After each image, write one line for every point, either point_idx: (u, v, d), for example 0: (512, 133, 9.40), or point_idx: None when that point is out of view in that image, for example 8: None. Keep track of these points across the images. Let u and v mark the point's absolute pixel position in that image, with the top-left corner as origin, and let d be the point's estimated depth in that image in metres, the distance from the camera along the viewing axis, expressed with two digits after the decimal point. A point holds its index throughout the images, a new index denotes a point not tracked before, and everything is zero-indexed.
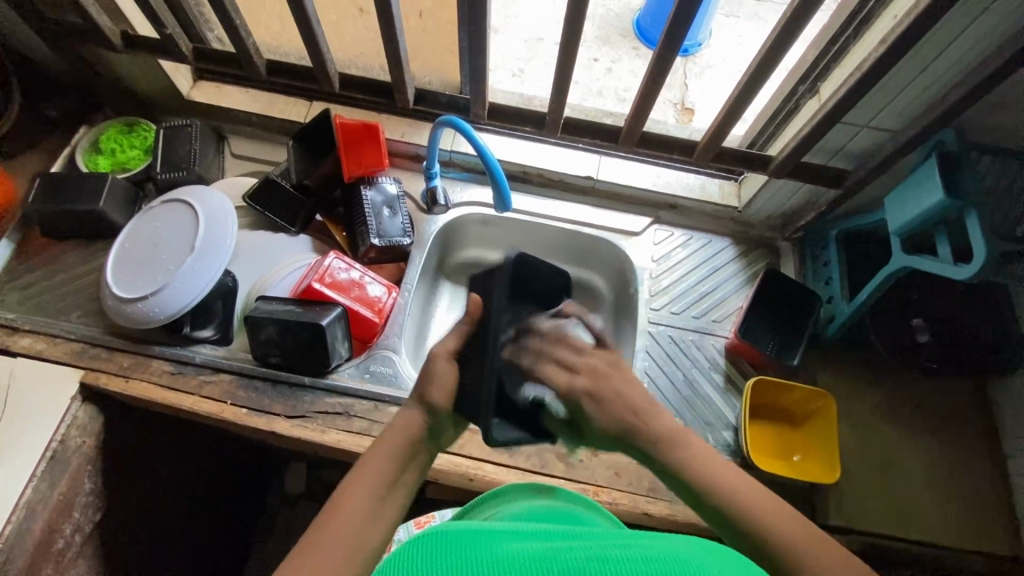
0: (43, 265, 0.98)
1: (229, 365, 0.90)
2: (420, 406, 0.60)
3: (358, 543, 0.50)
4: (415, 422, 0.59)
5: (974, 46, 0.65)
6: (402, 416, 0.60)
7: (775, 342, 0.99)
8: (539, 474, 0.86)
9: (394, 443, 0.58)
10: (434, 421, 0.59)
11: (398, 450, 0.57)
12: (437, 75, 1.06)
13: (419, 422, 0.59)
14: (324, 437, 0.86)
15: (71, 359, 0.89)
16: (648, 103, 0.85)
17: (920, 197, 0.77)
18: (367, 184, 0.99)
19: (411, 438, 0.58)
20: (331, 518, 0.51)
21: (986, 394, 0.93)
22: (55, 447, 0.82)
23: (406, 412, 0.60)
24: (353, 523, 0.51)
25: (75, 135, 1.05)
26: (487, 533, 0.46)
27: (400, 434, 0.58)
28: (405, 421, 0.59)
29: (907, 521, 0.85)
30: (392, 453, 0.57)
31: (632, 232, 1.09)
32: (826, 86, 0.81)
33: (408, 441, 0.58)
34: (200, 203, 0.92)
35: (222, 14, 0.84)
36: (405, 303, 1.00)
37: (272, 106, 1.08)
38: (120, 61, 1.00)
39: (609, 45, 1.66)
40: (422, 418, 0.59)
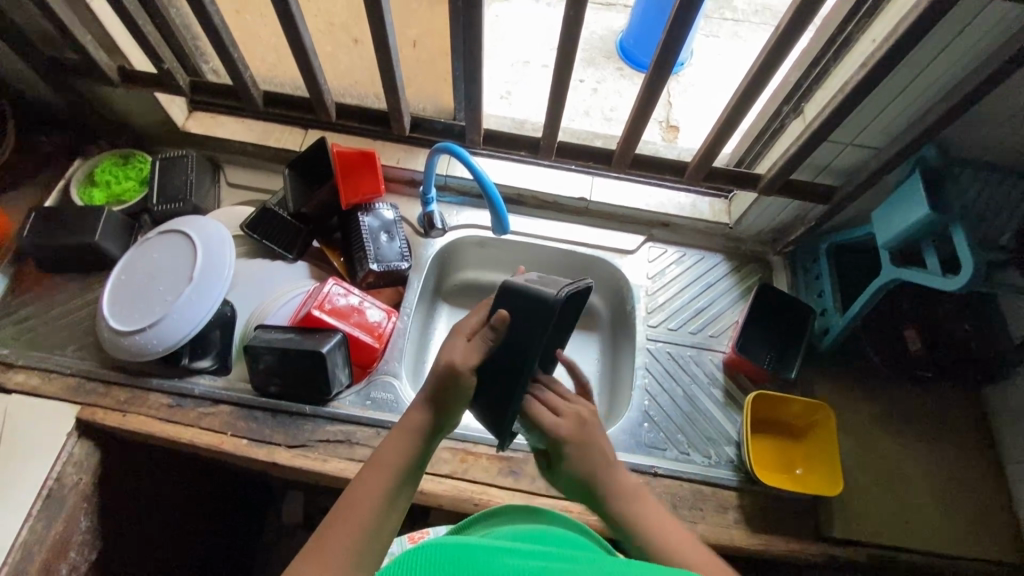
0: (37, 299, 0.97)
1: (228, 395, 0.89)
2: (425, 405, 0.61)
3: (368, 539, 0.54)
4: (420, 420, 0.61)
5: (949, 69, 0.69)
6: (407, 416, 0.62)
7: (772, 356, 1.00)
8: (545, 497, 0.85)
9: (399, 440, 0.60)
10: (439, 419, 0.61)
11: (403, 448, 0.59)
12: (431, 102, 1.07)
13: (424, 420, 0.61)
14: (325, 466, 0.85)
15: (67, 395, 0.88)
16: (640, 126, 0.87)
17: (906, 212, 0.79)
18: (365, 211, 1.00)
19: (416, 436, 0.60)
20: (341, 516, 0.54)
21: (980, 400, 0.95)
22: (51, 485, 0.81)
23: (413, 410, 0.61)
24: (363, 519, 0.54)
25: (69, 168, 1.05)
26: (483, 548, 0.45)
27: (406, 432, 0.60)
28: (410, 420, 0.61)
29: (913, 533, 0.86)
30: (399, 451, 0.59)
31: (626, 250, 1.10)
32: (810, 106, 0.84)
33: (413, 439, 0.60)
34: (196, 234, 0.92)
35: (221, 49, 0.85)
36: (405, 327, 1.00)
37: (267, 135, 1.09)
38: (115, 94, 1.01)
39: (593, 66, 1.71)
40: (427, 416, 0.61)
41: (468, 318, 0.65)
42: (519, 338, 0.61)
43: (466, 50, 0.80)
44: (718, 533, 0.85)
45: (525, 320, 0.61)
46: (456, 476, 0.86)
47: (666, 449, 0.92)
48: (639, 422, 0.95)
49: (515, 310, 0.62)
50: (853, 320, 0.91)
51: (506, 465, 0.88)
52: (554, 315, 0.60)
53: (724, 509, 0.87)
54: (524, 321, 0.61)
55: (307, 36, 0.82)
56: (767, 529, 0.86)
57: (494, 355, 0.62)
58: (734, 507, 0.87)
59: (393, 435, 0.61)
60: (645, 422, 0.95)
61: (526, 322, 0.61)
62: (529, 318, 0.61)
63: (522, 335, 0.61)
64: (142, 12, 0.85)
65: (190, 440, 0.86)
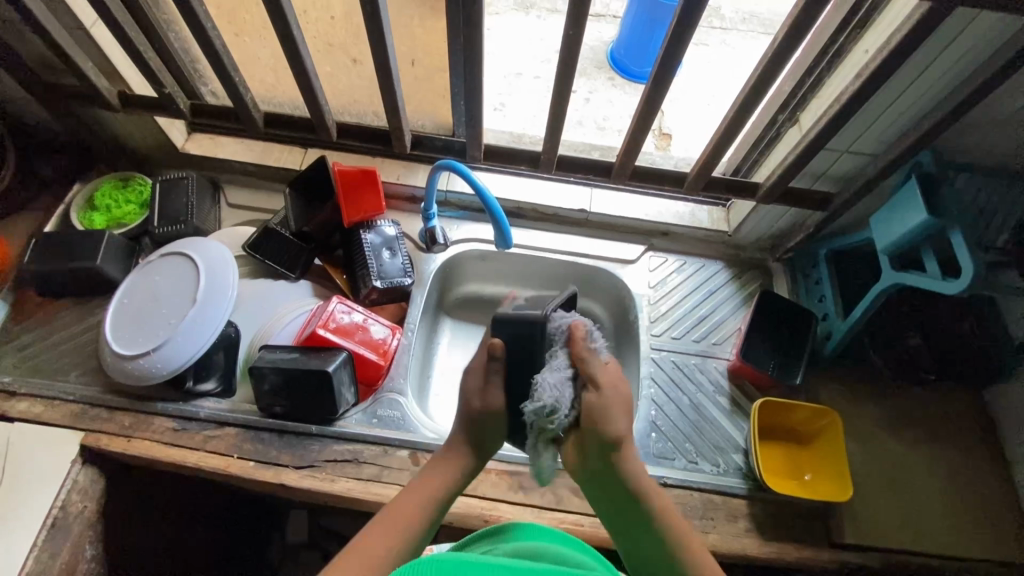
0: (38, 326, 0.96)
1: (234, 418, 0.89)
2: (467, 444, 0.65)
3: (405, 550, 0.58)
4: (466, 452, 0.65)
5: (942, 78, 0.70)
6: (456, 444, 0.66)
7: (776, 362, 1.00)
8: (555, 511, 0.85)
9: (445, 466, 0.64)
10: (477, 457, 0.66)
11: (449, 473, 0.64)
12: (428, 118, 1.09)
13: (469, 452, 0.65)
14: (334, 486, 0.85)
15: (70, 422, 0.87)
16: (638, 140, 0.88)
17: (904, 217, 0.80)
18: (366, 228, 1.00)
19: (461, 466, 0.65)
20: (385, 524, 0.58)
21: (983, 400, 0.95)
22: (56, 513, 0.80)
23: (456, 444, 0.65)
24: (405, 530, 0.59)
25: (69, 193, 1.05)
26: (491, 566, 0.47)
27: (452, 460, 0.65)
28: (459, 449, 0.65)
29: (925, 536, 0.86)
30: (444, 476, 0.64)
31: (627, 260, 1.11)
32: (806, 116, 0.86)
33: (457, 467, 0.65)
34: (200, 255, 0.92)
35: (221, 72, 0.86)
36: (409, 343, 1.00)
37: (267, 155, 1.10)
38: (115, 119, 1.01)
39: (585, 76, 1.73)
40: (474, 452, 0.65)
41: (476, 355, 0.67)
42: (518, 363, 0.62)
43: (466, 69, 0.81)
44: (729, 542, 0.85)
45: (520, 347, 0.61)
46: (466, 492, 0.86)
47: (675, 459, 0.92)
48: (647, 432, 0.95)
49: (512, 339, 0.61)
50: (855, 324, 0.91)
51: (515, 480, 0.87)
52: (548, 340, 0.60)
53: (735, 518, 0.87)
54: (519, 346, 0.61)
55: (308, 58, 0.83)
56: (778, 536, 0.86)
57: (504, 384, 0.63)
58: (745, 515, 0.87)
59: (439, 460, 0.65)
60: (653, 433, 0.95)
61: (522, 347, 0.61)
62: (523, 343, 0.61)
63: (520, 358, 0.62)
64: (142, 38, 0.85)
65: (197, 464, 0.85)
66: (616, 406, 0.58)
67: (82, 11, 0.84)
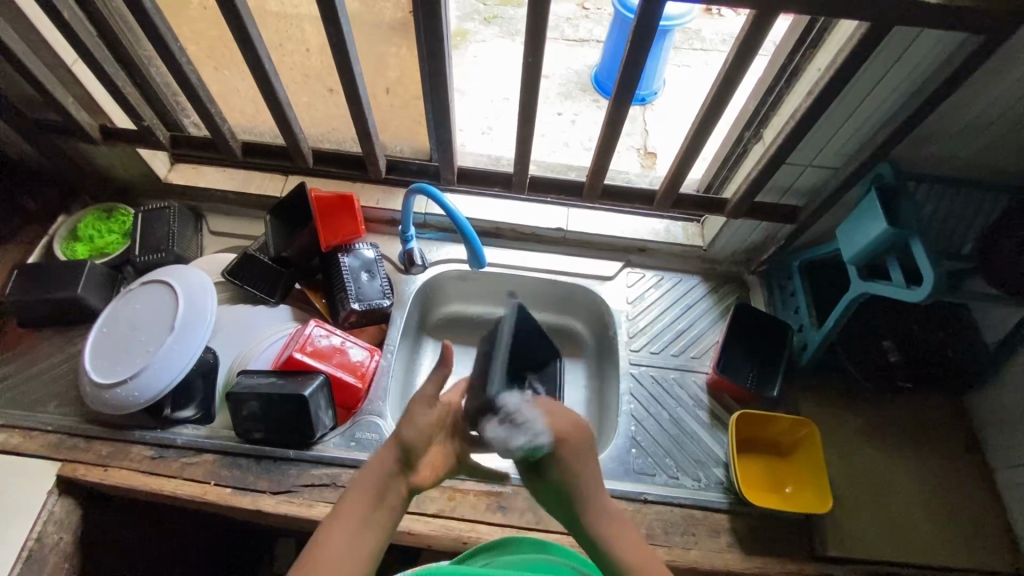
0: (18, 356, 0.97)
1: (212, 444, 0.89)
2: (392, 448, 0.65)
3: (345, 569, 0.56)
4: (385, 467, 0.63)
5: (892, 94, 0.72)
6: (374, 462, 0.64)
7: (754, 374, 1.01)
8: (535, 530, 0.85)
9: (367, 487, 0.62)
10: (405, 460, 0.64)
11: (368, 498, 0.62)
12: (407, 143, 1.12)
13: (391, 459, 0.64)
14: (311, 511, 0.84)
15: (48, 452, 0.87)
16: (606, 158, 0.90)
17: (866, 228, 0.82)
18: (345, 252, 1.02)
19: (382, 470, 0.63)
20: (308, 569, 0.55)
21: (963, 406, 0.96)
22: (31, 545, 0.80)
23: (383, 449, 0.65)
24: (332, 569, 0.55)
25: (53, 225, 1.07)
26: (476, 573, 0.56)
27: (372, 480, 0.63)
28: (377, 469, 0.63)
29: (908, 546, 0.85)
30: (371, 488, 0.62)
31: (605, 277, 1.12)
32: (768, 132, 0.88)
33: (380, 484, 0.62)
34: (179, 282, 0.93)
35: (199, 106, 0.88)
36: (388, 364, 1.00)
37: (248, 183, 1.12)
38: (98, 152, 1.03)
39: (571, 99, 1.78)
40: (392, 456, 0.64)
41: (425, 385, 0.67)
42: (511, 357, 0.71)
43: (432, 95, 0.83)
44: (711, 558, 0.85)
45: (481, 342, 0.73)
46: (445, 514, 0.85)
47: (656, 474, 0.92)
48: (627, 448, 0.95)
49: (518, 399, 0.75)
50: (828, 334, 0.92)
51: (494, 500, 0.87)
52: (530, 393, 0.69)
53: (716, 533, 0.87)
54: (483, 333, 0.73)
55: (281, 90, 0.85)
56: (761, 550, 0.85)
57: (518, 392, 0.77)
58: (726, 530, 0.87)
59: (357, 485, 0.63)
60: (632, 448, 0.95)
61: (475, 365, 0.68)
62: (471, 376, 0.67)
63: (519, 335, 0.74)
64: (121, 74, 0.88)
65: (174, 491, 0.85)
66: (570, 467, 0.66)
67: (62, 50, 0.86)
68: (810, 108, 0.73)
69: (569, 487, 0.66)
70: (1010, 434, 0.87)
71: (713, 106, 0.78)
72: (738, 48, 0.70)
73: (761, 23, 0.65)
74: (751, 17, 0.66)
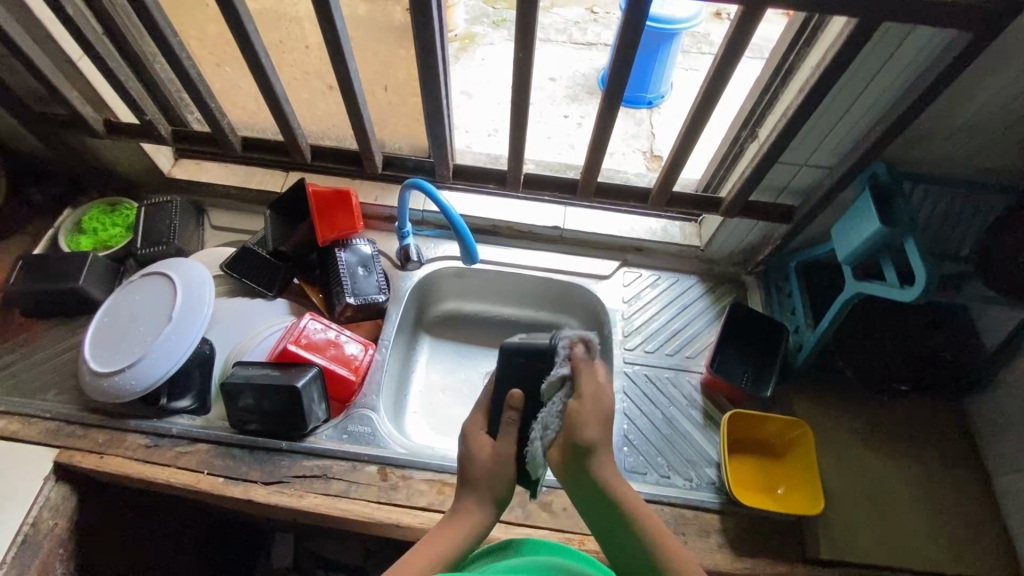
0: (21, 345, 0.99)
1: (206, 434, 0.90)
2: (490, 502, 0.64)
3: None
4: (475, 521, 0.63)
5: (883, 92, 0.72)
6: (468, 507, 0.64)
7: (749, 375, 1.01)
8: (523, 526, 0.85)
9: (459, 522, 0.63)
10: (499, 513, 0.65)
11: (456, 533, 0.62)
12: (405, 141, 1.12)
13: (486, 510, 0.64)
14: (301, 502, 0.85)
15: (46, 439, 0.89)
16: (599, 156, 0.90)
17: (860, 227, 0.81)
18: (342, 247, 1.03)
19: (475, 523, 0.63)
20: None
21: (962, 410, 0.95)
22: (26, 530, 0.81)
23: (480, 502, 0.64)
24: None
25: (59, 218, 1.09)
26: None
27: (464, 519, 0.63)
28: (471, 519, 0.63)
29: (902, 550, 0.84)
30: (460, 529, 0.62)
31: (601, 276, 1.12)
32: (763, 131, 0.87)
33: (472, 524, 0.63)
34: (179, 274, 0.94)
35: (199, 101, 0.90)
36: (383, 359, 1.01)
37: (249, 179, 1.14)
38: (103, 146, 1.05)
39: (578, 102, 1.78)
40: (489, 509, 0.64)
41: (505, 443, 0.64)
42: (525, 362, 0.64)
43: (426, 92, 0.84)
44: (702, 558, 0.84)
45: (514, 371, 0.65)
46: (433, 508, 0.85)
47: (647, 473, 0.92)
48: (619, 447, 0.94)
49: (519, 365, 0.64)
50: (823, 335, 0.91)
51: None
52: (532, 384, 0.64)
53: (706, 533, 0.86)
54: (531, 365, 0.64)
55: (278, 86, 0.86)
56: (752, 551, 0.84)
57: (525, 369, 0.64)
58: (717, 530, 0.86)
59: (450, 517, 0.64)
60: (625, 446, 0.94)
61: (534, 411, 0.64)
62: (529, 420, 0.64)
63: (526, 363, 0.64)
64: (125, 70, 0.90)
65: (167, 480, 0.86)
66: (592, 416, 0.60)
67: (68, 46, 0.89)
68: (801, 105, 0.73)
69: (590, 441, 0.60)
70: (1009, 440, 0.86)
71: (705, 104, 0.78)
72: (727, 44, 0.70)
73: (750, 20, 0.66)
74: (739, 15, 0.66)
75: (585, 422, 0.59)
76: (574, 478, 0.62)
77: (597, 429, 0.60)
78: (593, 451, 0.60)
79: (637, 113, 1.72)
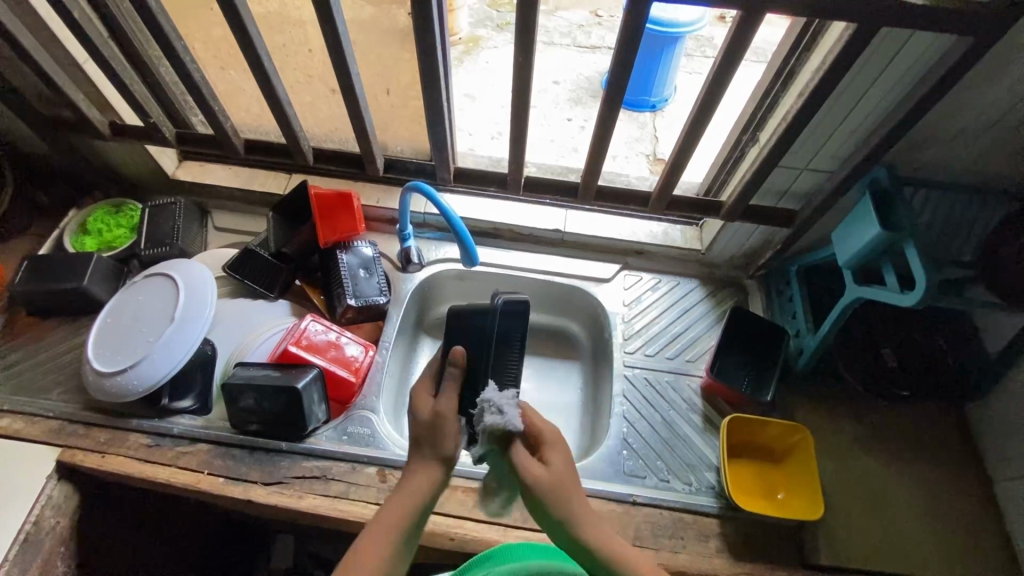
0: (26, 344, 1.00)
1: (207, 434, 0.90)
2: (437, 461, 0.57)
3: None
4: (424, 484, 0.56)
5: (883, 97, 0.72)
6: (414, 474, 0.57)
7: (748, 379, 1.00)
8: (521, 529, 0.85)
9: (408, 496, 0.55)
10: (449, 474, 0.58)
11: (404, 514, 0.54)
12: (409, 145, 1.12)
13: (435, 471, 0.57)
14: (301, 503, 0.85)
15: (48, 438, 0.89)
16: (599, 159, 0.90)
17: (861, 231, 0.81)
18: (344, 249, 1.03)
19: (424, 492, 0.56)
20: None
21: (964, 416, 0.94)
22: (28, 529, 0.82)
23: (427, 467, 0.57)
24: None
25: (64, 219, 1.10)
26: None
27: (411, 491, 0.55)
28: (418, 486, 0.56)
29: (902, 556, 0.83)
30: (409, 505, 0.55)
31: (602, 279, 1.12)
32: (763, 135, 0.88)
33: (423, 492, 0.55)
34: (181, 275, 0.95)
35: (202, 103, 0.90)
36: (383, 361, 1.01)
37: (252, 181, 1.15)
38: (108, 148, 1.07)
39: (581, 105, 1.78)
40: (438, 472, 0.57)
41: (447, 398, 0.59)
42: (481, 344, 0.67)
43: (427, 95, 0.84)
44: (700, 562, 0.83)
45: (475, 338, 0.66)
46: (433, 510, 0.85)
47: (646, 477, 0.91)
48: (618, 450, 0.94)
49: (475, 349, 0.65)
50: (824, 339, 0.91)
51: None
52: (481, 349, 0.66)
53: (705, 537, 0.86)
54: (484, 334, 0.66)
55: (281, 89, 0.87)
56: (750, 556, 0.84)
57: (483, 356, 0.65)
58: (716, 535, 0.86)
59: (395, 495, 0.56)
60: (624, 450, 0.94)
61: (477, 369, 0.65)
62: (472, 379, 0.66)
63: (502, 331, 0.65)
64: (130, 73, 0.91)
65: (168, 479, 0.87)
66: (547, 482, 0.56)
67: (74, 48, 0.90)
68: (801, 110, 0.73)
69: (561, 513, 0.55)
70: (1010, 446, 0.85)
71: (704, 108, 0.78)
72: (727, 48, 0.70)
73: (749, 24, 0.66)
74: (738, 19, 0.67)
75: (544, 500, 0.55)
76: (564, 545, 0.57)
77: (563, 500, 0.55)
78: (567, 522, 0.54)
79: (640, 116, 1.73)
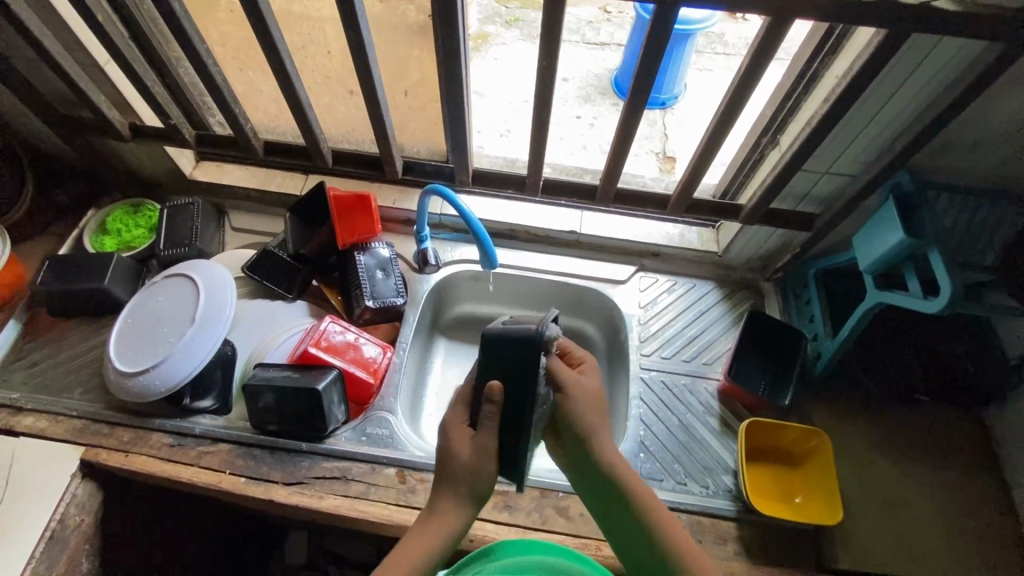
0: (48, 344, 1.01)
1: (228, 434, 0.91)
2: (466, 501, 0.61)
3: None
4: (457, 520, 0.60)
5: (910, 101, 0.71)
6: (443, 506, 0.61)
7: (766, 383, 1.00)
8: (538, 531, 0.85)
9: (436, 528, 0.60)
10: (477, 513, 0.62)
11: (432, 541, 0.59)
12: (425, 145, 1.09)
13: (462, 514, 0.61)
14: (321, 503, 0.86)
15: (71, 437, 0.91)
16: (619, 161, 0.90)
17: (884, 235, 0.80)
18: (361, 250, 1.04)
19: (451, 529, 0.60)
20: None
21: (984, 420, 0.94)
22: (54, 526, 0.83)
23: (453, 507, 0.61)
24: None
25: (84, 218, 1.11)
26: None
27: (439, 527, 0.60)
28: (448, 520, 0.60)
29: (921, 561, 0.83)
30: (436, 536, 0.59)
31: (617, 281, 1.12)
32: (785, 137, 0.87)
33: (449, 527, 0.60)
34: (201, 276, 0.96)
35: (223, 105, 0.91)
36: (400, 362, 1.02)
37: (268, 181, 1.15)
38: (127, 148, 1.07)
39: (590, 102, 1.78)
40: (464, 516, 0.61)
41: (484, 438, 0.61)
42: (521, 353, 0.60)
43: (448, 97, 0.84)
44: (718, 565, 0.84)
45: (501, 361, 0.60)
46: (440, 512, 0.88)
47: (664, 479, 0.92)
48: (636, 452, 0.94)
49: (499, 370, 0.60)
50: (842, 344, 0.91)
51: (500, 500, 0.87)
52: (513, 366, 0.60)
53: (723, 541, 0.86)
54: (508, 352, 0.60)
55: (302, 90, 0.87)
56: (768, 560, 0.84)
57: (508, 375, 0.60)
58: (734, 538, 0.86)
59: (426, 521, 0.61)
60: (641, 453, 0.94)
61: (519, 394, 0.59)
62: (513, 409, 0.60)
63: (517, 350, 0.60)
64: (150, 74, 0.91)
65: (190, 479, 0.87)
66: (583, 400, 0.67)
67: (95, 50, 0.90)
68: (827, 114, 0.73)
69: (585, 429, 0.66)
70: None
71: (728, 111, 0.78)
72: (753, 51, 0.70)
73: (777, 28, 0.65)
74: (767, 23, 0.66)
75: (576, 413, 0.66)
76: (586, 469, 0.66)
77: (589, 417, 0.66)
78: (588, 437, 0.65)
79: (650, 114, 1.72)
